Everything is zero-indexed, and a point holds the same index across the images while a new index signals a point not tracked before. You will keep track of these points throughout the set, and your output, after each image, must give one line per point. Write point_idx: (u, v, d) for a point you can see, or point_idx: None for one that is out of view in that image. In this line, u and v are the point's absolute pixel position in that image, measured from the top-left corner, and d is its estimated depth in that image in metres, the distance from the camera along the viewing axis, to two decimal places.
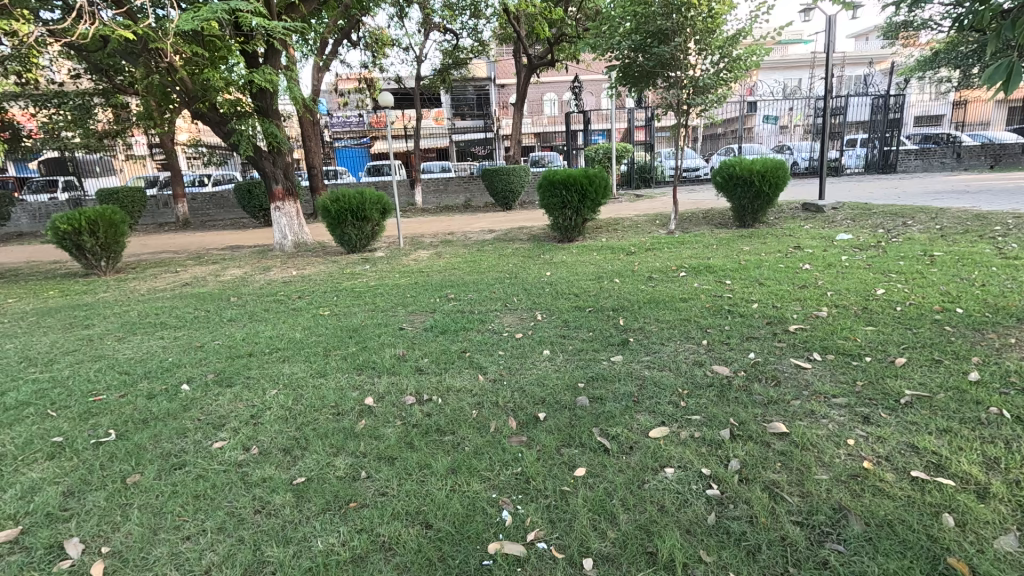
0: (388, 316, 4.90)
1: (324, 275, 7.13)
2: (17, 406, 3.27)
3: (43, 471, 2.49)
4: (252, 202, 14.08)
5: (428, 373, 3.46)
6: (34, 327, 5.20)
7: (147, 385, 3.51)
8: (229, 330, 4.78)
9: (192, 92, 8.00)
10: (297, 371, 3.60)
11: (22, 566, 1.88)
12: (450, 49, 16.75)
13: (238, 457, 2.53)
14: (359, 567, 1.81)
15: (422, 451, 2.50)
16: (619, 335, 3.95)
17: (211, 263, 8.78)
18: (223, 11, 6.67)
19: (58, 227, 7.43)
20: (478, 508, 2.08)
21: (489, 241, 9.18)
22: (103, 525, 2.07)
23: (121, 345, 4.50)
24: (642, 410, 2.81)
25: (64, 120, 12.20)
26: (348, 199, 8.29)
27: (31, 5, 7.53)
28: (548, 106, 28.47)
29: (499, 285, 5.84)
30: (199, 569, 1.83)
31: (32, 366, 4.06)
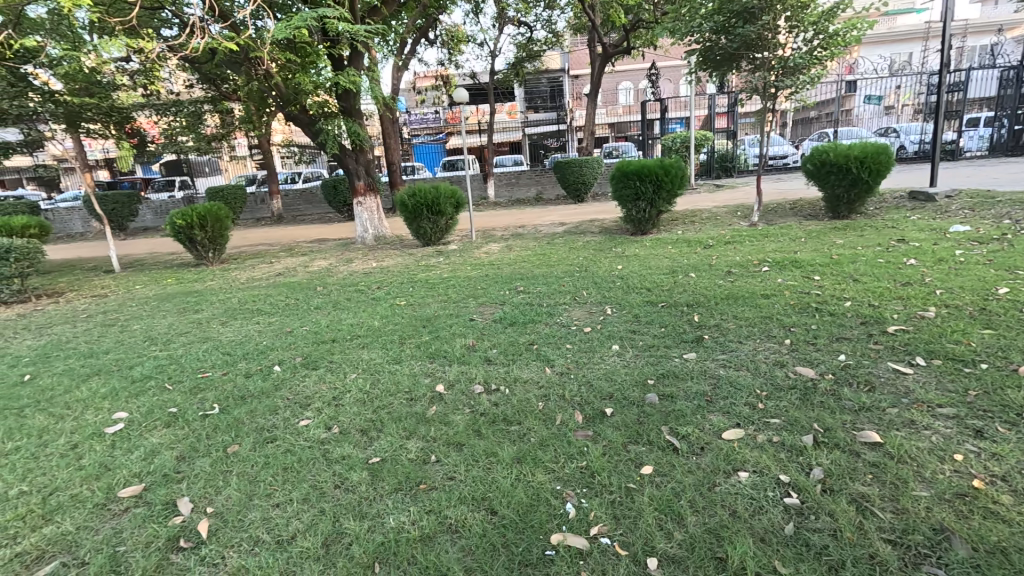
0: (459, 308, 5.04)
1: (401, 267, 7.45)
2: (141, 379, 3.74)
3: (161, 437, 2.84)
4: (338, 197, 15.01)
5: (497, 363, 3.53)
6: (156, 311, 5.90)
7: (245, 365, 3.87)
8: (315, 317, 5.15)
9: (285, 96, 8.63)
10: (375, 357, 3.81)
11: (144, 518, 2.16)
12: (525, 42, 16.78)
13: (321, 435, 2.73)
14: (427, 546, 1.90)
15: (488, 439, 2.56)
16: (693, 332, 3.79)
17: (301, 255, 9.46)
18: (312, 19, 7.12)
19: (174, 222, 8.35)
20: (542, 498, 2.10)
21: (560, 234, 9.16)
22: (208, 488, 2.33)
23: (225, 328, 5.00)
24: (716, 410, 2.69)
25: (180, 126, 13.69)
26: (424, 194, 8.57)
27: (154, 24, 8.50)
28: (623, 96, 27.77)
29: (568, 278, 5.83)
30: (286, 535, 1.99)
31: (153, 345, 4.63)
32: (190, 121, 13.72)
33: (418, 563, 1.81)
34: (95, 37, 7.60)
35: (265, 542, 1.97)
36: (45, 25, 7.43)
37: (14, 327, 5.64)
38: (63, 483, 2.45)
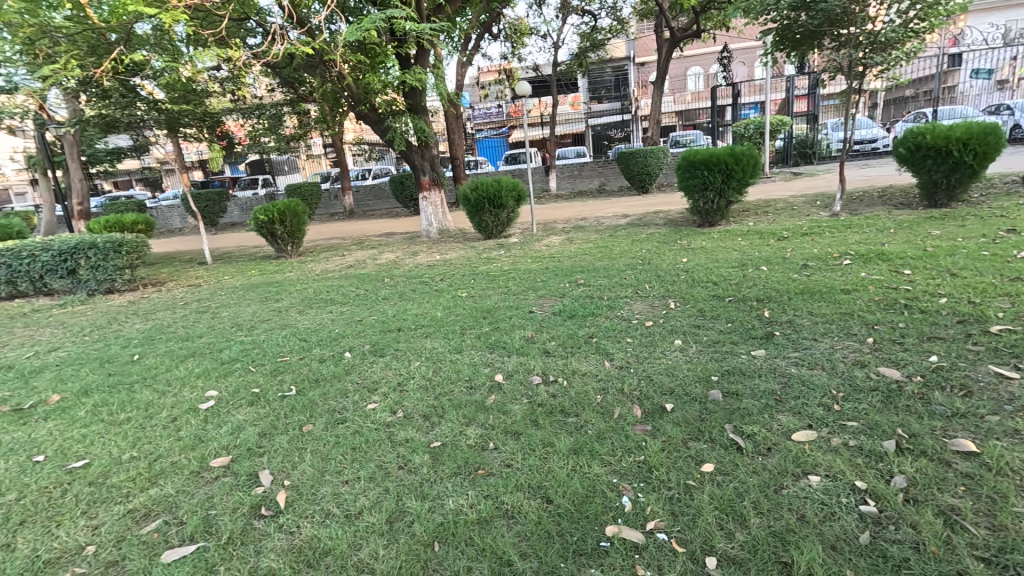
0: (519, 300, 5.08)
1: (463, 259, 7.62)
2: (228, 361, 4.10)
3: (246, 414, 3.10)
4: (405, 193, 15.56)
5: (555, 355, 3.55)
6: (242, 299, 6.42)
7: (319, 351, 4.13)
8: (383, 307, 5.39)
9: (356, 96, 9.05)
10: (437, 346, 3.95)
11: (231, 486, 2.37)
12: (589, 31, 16.50)
13: (387, 418, 2.87)
14: (484, 529, 1.96)
15: (545, 430, 2.58)
16: (762, 329, 3.61)
17: (370, 248, 9.91)
18: (380, 20, 7.38)
19: (258, 218, 9.01)
20: (598, 490, 2.10)
21: (624, 226, 8.98)
22: (286, 463, 2.52)
23: (301, 316, 5.36)
24: (785, 410, 2.56)
25: (263, 128, 14.74)
26: (485, 187, 8.70)
27: (240, 34, 9.20)
28: (692, 81, 26.65)
29: (630, 271, 5.72)
30: (354, 510, 2.12)
31: (239, 330, 5.04)
32: (271, 123, 14.84)
33: (474, 545, 1.87)
34: (191, 48, 8.33)
35: (335, 515, 2.11)
36: (149, 40, 8.25)
37: (126, 312, 6.34)
38: (165, 451, 2.75)
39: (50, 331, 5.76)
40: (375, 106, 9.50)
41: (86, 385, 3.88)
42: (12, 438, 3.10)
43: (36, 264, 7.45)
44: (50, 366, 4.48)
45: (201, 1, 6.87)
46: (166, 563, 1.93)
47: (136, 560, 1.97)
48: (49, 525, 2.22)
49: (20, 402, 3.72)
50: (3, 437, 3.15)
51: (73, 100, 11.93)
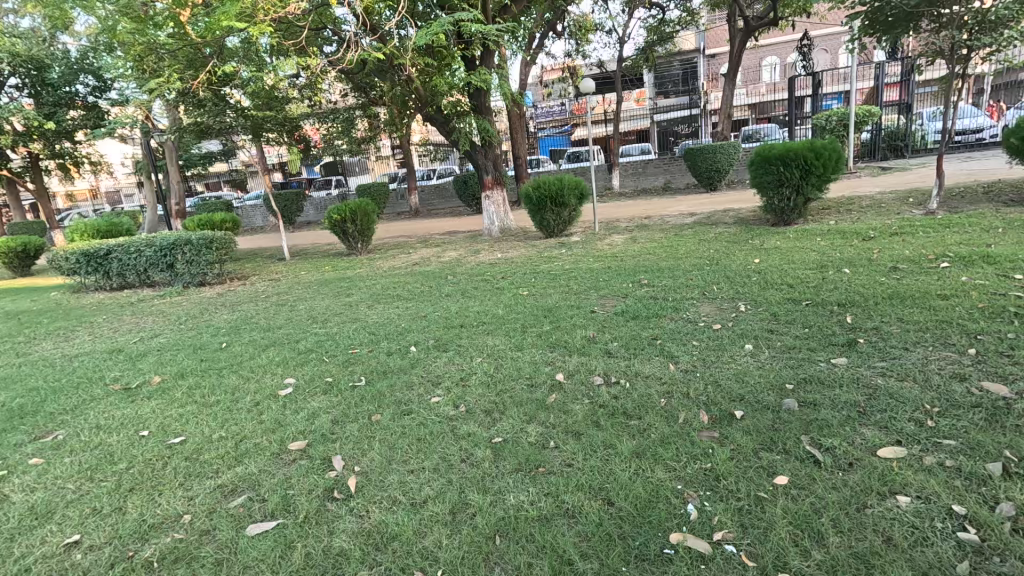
0: (581, 299, 5.05)
1: (524, 257, 7.66)
2: (305, 351, 4.38)
3: (320, 402, 3.30)
4: (468, 192, 15.88)
5: (617, 356, 3.49)
6: (317, 293, 6.82)
7: (387, 344, 4.32)
8: (446, 304, 5.54)
9: (424, 98, 9.31)
10: (499, 343, 4.00)
11: (307, 469, 2.53)
12: (656, 24, 16.04)
13: (450, 412, 2.95)
14: (545, 526, 1.96)
15: (607, 431, 2.55)
16: (844, 335, 3.37)
17: (435, 246, 10.18)
18: (448, 23, 7.51)
19: (332, 217, 9.55)
20: (662, 496, 2.05)
21: (690, 224, 8.71)
22: (356, 450, 2.65)
23: (371, 310, 5.61)
24: (869, 423, 2.38)
25: (337, 130, 15.55)
26: (548, 186, 8.68)
27: (317, 43, 9.71)
28: (767, 72, 25.31)
29: (697, 271, 5.52)
30: (419, 498, 2.20)
31: (314, 323, 5.36)
32: (344, 126, 15.64)
33: (535, 542, 1.88)
34: (274, 58, 8.94)
35: (401, 502, 2.20)
36: (238, 52, 8.92)
37: (216, 304, 6.90)
38: (249, 432, 2.98)
39: (153, 319, 6.39)
40: (441, 107, 9.74)
41: (182, 368, 4.29)
42: (123, 413, 3.48)
43: (141, 258, 8.29)
44: (153, 351, 4.97)
45: (284, 13, 7.32)
46: (251, 536, 2.09)
47: (226, 530, 2.15)
48: (154, 492, 2.48)
49: (128, 381, 4.17)
50: (116, 412, 3.54)
51: (174, 110, 13.18)
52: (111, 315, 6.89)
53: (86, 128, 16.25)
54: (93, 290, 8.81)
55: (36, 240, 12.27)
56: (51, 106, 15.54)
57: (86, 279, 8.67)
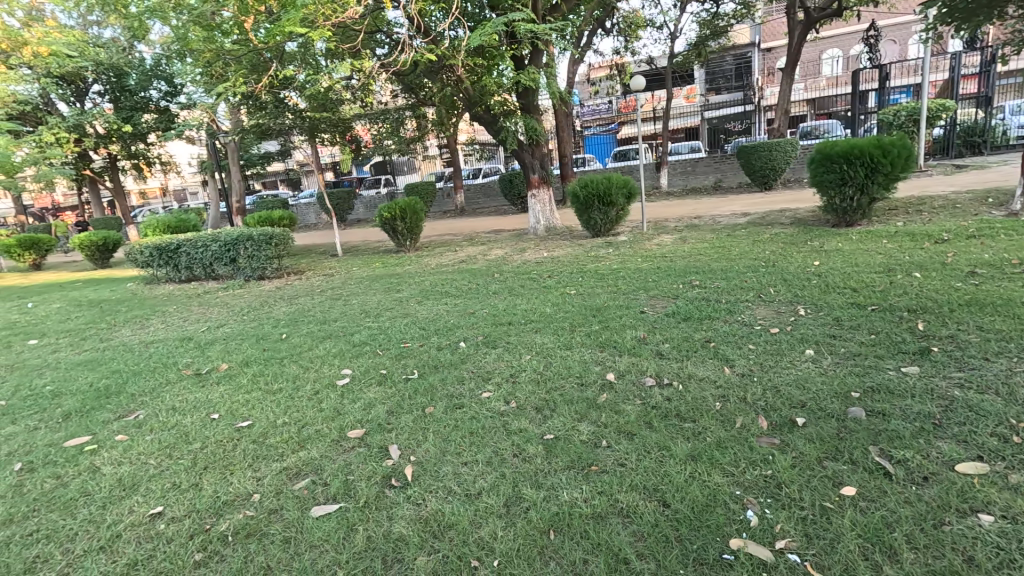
0: (629, 299, 4.99)
1: (571, 256, 7.64)
2: (359, 344, 4.54)
3: (375, 392, 3.42)
4: (513, 190, 15.97)
5: (669, 358, 3.43)
6: (368, 289, 7.04)
7: (437, 339, 4.41)
8: (493, 301, 5.59)
9: (473, 98, 9.42)
10: (547, 342, 4.02)
11: (365, 456, 2.64)
12: (709, 18, 15.58)
13: (501, 408, 2.99)
14: (600, 524, 1.97)
15: (660, 433, 2.52)
16: (916, 343, 3.18)
17: (481, 244, 10.29)
18: (500, 24, 7.58)
19: (382, 215, 9.84)
20: (720, 501, 2.01)
21: (744, 225, 8.43)
22: (410, 441, 2.74)
23: (420, 306, 5.75)
24: (946, 436, 2.24)
25: (386, 130, 15.99)
26: (595, 185, 8.61)
27: (371, 46, 9.99)
28: (828, 66, 24.11)
29: (752, 273, 5.35)
30: (473, 490, 2.25)
31: (366, 317, 5.53)
32: (393, 126, 16.04)
33: (590, 539, 1.89)
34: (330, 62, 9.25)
35: (456, 493, 2.26)
36: (296, 56, 9.28)
37: (275, 297, 7.25)
38: (310, 420, 3.12)
39: (218, 310, 6.78)
40: (489, 106, 9.82)
41: (246, 357, 4.54)
42: (195, 397, 3.73)
43: (208, 253, 8.81)
44: (220, 339, 5.29)
45: (342, 18, 7.59)
46: (315, 518, 2.20)
47: (292, 510, 2.27)
48: (226, 472, 2.64)
49: (198, 367, 4.46)
50: (189, 395, 3.79)
51: (236, 113, 13.90)
52: (181, 305, 7.36)
53: (159, 130, 17.37)
54: (164, 282, 9.43)
55: (114, 235, 13.26)
56: (129, 109, 16.75)
57: (158, 271, 9.30)
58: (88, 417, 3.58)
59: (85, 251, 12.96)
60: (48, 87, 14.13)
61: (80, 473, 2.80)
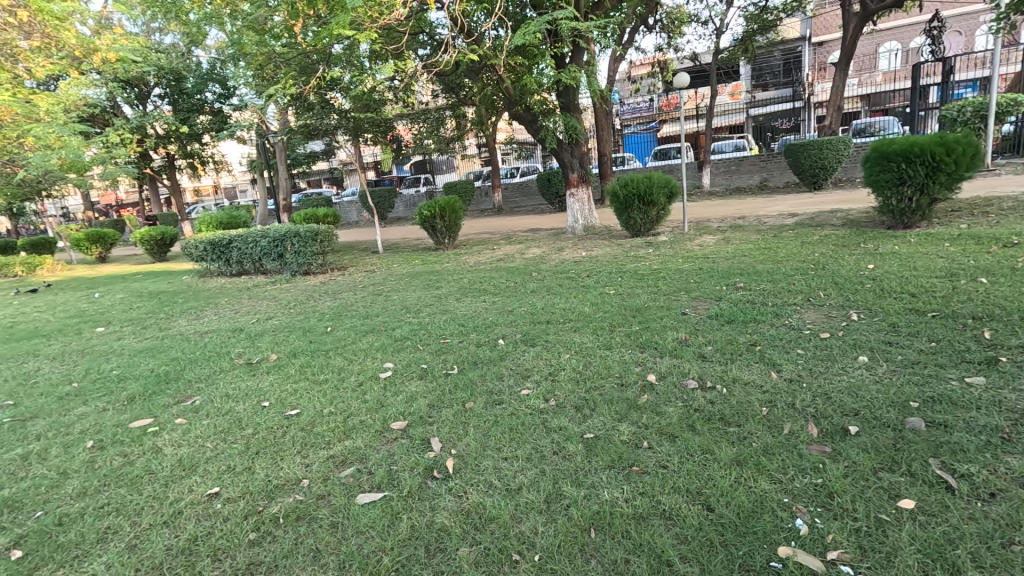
0: (671, 300, 4.91)
1: (609, 256, 7.56)
2: (400, 339, 4.64)
3: (417, 386, 3.50)
4: (551, 189, 15.94)
5: (712, 361, 3.36)
6: (409, 285, 7.18)
7: (476, 336, 4.47)
8: (531, 300, 5.61)
9: (513, 97, 9.46)
10: (586, 341, 4.01)
11: (407, 448, 2.70)
12: (758, 12, 15.08)
13: (540, 405, 3.00)
14: (642, 525, 1.95)
15: (704, 436, 2.47)
16: (982, 353, 3.00)
17: (518, 243, 10.31)
18: (544, 24, 7.58)
19: (422, 214, 9.99)
20: (767, 507, 1.96)
21: (791, 226, 8.13)
22: (452, 434, 2.78)
23: (459, 303, 5.83)
24: (1015, 452, 2.11)
25: (426, 130, 16.24)
26: (636, 183, 8.48)
27: (414, 47, 10.16)
28: (885, 60, 22.93)
29: (800, 276, 5.17)
30: (514, 485, 2.27)
31: (407, 313, 5.66)
32: (433, 125, 16.28)
33: (631, 539, 1.88)
34: (374, 63, 9.47)
35: (496, 487, 2.28)
36: (342, 58, 9.54)
37: (320, 292, 7.49)
38: (354, 410, 3.22)
39: (266, 303, 7.06)
40: (529, 106, 9.84)
41: (293, 348, 4.72)
42: (247, 385, 3.91)
43: (257, 248, 9.19)
44: (269, 331, 5.52)
45: (388, 20, 7.76)
46: (361, 505, 2.27)
47: (339, 497, 2.35)
48: (277, 457, 2.76)
49: (250, 356, 4.67)
50: (241, 383, 3.98)
51: (285, 114, 14.43)
52: (232, 297, 7.71)
53: (212, 131, 18.38)
54: (216, 275, 9.90)
55: (172, 230, 14.01)
56: (185, 111, 17.79)
57: (211, 265, 9.76)
58: (150, 401, 3.81)
59: (145, 246, 13.73)
60: (115, 91, 15.04)
61: (144, 453, 2.98)
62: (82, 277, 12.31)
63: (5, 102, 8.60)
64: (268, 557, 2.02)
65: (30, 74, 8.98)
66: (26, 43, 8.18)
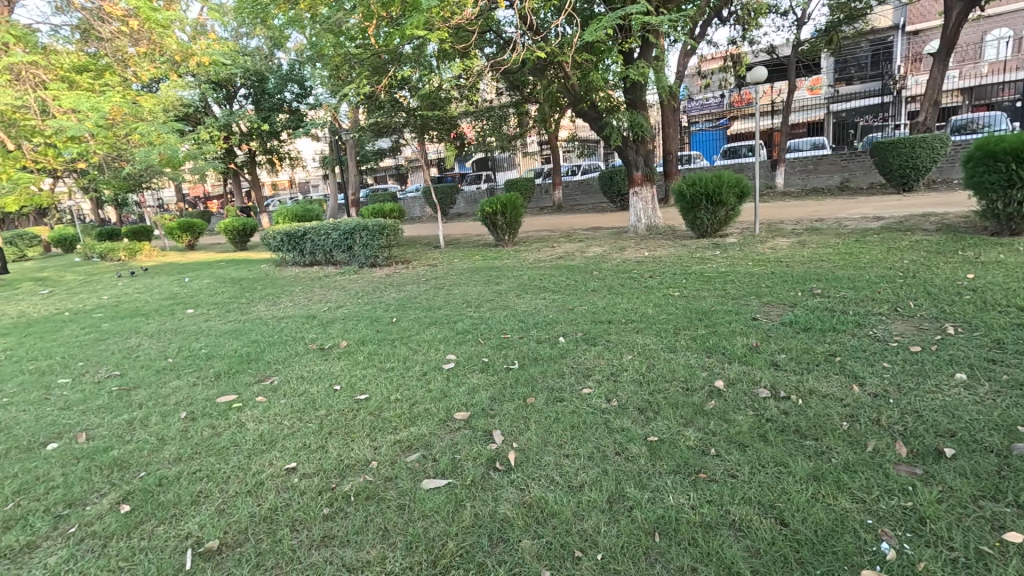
0: (740, 304, 4.71)
1: (673, 257, 7.34)
2: (462, 332, 4.75)
3: (478, 378, 3.57)
4: (613, 187, 15.69)
5: (786, 369, 3.20)
6: (471, 280, 7.30)
7: (537, 333, 4.49)
8: (592, 298, 5.56)
9: (579, 94, 9.40)
10: (649, 342, 3.93)
11: (469, 438, 2.77)
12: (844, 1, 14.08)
13: (602, 404, 2.98)
14: (710, 534, 1.89)
15: (777, 447, 2.36)
16: None
17: (579, 241, 10.23)
18: (614, 20, 7.45)
19: (484, 209, 10.14)
20: (849, 527, 1.84)
21: (876, 230, 7.56)
22: (514, 428, 2.82)
23: (519, 299, 5.88)
24: None
25: (490, 127, 16.43)
26: (705, 182, 8.16)
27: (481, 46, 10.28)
28: (992, 49, 20.78)
29: (886, 283, 4.80)
30: (575, 482, 2.27)
31: (469, 307, 5.76)
32: (496, 123, 16.45)
33: (699, 547, 1.84)
34: (442, 62, 9.69)
35: (558, 483, 2.29)
36: (411, 58, 9.85)
37: (385, 283, 7.78)
38: (419, 399, 3.33)
39: (336, 293, 7.42)
40: (595, 103, 9.72)
41: (362, 336, 4.95)
42: (320, 368, 4.15)
43: (329, 240, 9.67)
44: (339, 319, 5.81)
45: (458, 20, 7.91)
46: (426, 489, 2.35)
47: (405, 480, 2.44)
48: (348, 438, 2.91)
49: (322, 342, 4.93)
50: (314, 367, 4.23)
51: (357, 113, 15.07)
52: (305, 286, 8.17)
53: (290, 129, 19.59)
54: (291, 264, 10.51)
55: (252, 221, 15.02)
56: (267, 110, 19.00)
57: (287, 255, 10.39)
58: (235, 379, 4.12)
59: (229, 235, 14.82)
60: (206, 92, 16.31)
61: (230, 425, 3.23)
62: (175, 262, 13.47)
63: (116, 104, 9.49)
64: (341, 532, 2.13)
65: (137, 77, 9.88)
66: (134, 49, 8.97)
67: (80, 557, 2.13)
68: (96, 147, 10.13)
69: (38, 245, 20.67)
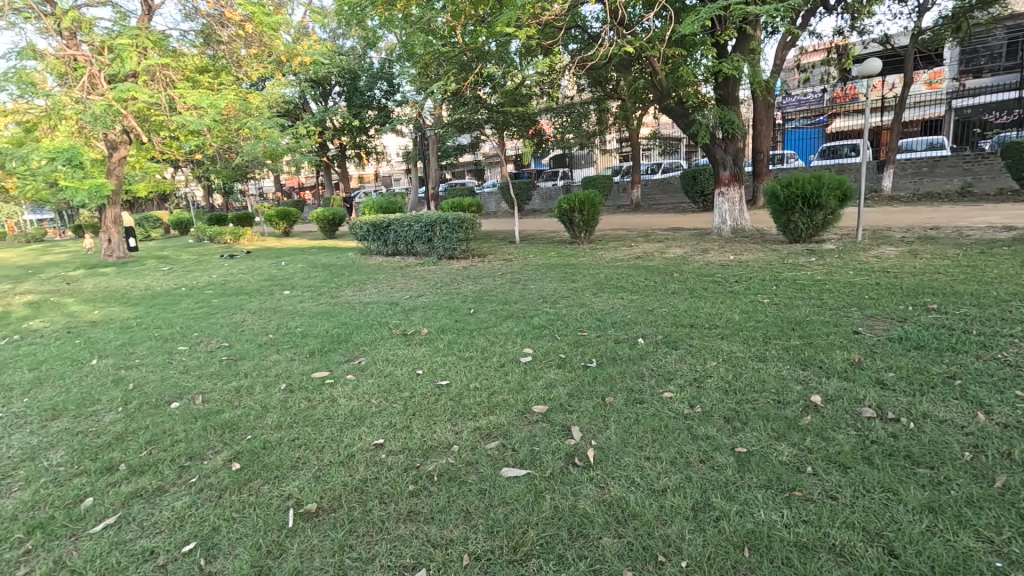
0: (839, 316, 4.36)
1: (762, 262, 6.93)
2: (538, 327, 4.77)
3: (555, 374, 3.58)
4: (695, 187, 15.06)
5: (895, 389, 2.92)
6: (546, 276, 7.31)
7: (615, 332, 4.42)
8: (672, 300, 5.38)
9: (665, 89, 9.10)
10: (736, 350, 3.75)
11: (547, 432, 2.79)
12: None
13: (684, 410, 2.88)
14: (807, 555, 1.78)
15: (885, 471, 2.18)
16: None
17: (658, 241, 9.93)
18: (709, 12, 7.11)
19: (561, 207, 10.12)
20: (972, 567, 1.67)
21: (1006, 240, 6.71)
22: (593, 425, 2.80)
23: (596, 298, 5.81)
24: None
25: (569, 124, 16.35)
26: (801, 183, 7.62)
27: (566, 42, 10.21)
28: None
29: (1018, 302, 4.25)
30: (657, 486, 2.22)
31: (544, 302, 5.79)
32: (576, 120, 16.33)
33: (793, 567, 1.74)
34: (527, 58, 9.75)
35: (639, 486, 2.24)
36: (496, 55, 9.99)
37: (463, 275, 7.98)
38: (497, 389, 3.39)
39: (417, 282, 7.72)
40: (682, 99, 9.38)
41: (441, 325, 5.12)
42: (402, 353, 4.34)
43: (410, 231, 10.07)
44: (420, 307, 6.03)
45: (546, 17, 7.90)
46: (506, 478, 2.40)
47: (486, 466, 2.50)
48: (431, 421, 3.03)
49: (405, 328, 5.16)
50: (397, 351, 4.44)
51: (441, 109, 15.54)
52: (387, 275, 8.57)
53: (378, 125, 20.58)
54: (375, 254, 11.06)
55: (341, 212, 15.95)
56: (359, 107, 20.09)
57: (371, 245, 10.94)
58: (327, 357, 4.42)
59: (320, 223, 15.84)
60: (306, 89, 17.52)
61: (324, 399, 3.48)
62: (272, 247, 14.62)
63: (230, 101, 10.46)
64: (425, 509, 2.23)
65: (248, 76, 10.87)
66: (248, 50, 9.85)
67: (200, 505, 2.39)
68: (212, 140, 11.25)
69: (160, 227, 23.23)
